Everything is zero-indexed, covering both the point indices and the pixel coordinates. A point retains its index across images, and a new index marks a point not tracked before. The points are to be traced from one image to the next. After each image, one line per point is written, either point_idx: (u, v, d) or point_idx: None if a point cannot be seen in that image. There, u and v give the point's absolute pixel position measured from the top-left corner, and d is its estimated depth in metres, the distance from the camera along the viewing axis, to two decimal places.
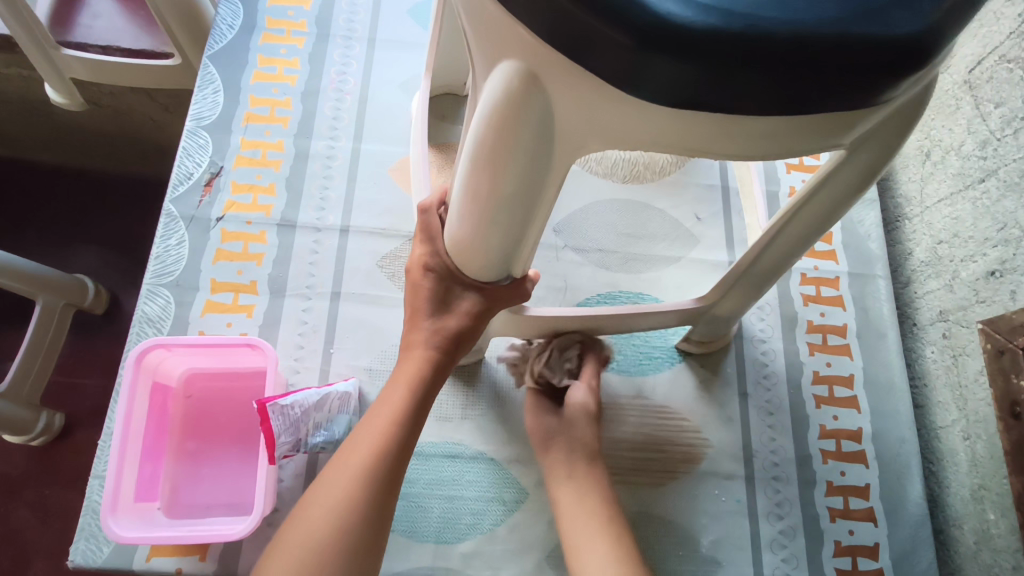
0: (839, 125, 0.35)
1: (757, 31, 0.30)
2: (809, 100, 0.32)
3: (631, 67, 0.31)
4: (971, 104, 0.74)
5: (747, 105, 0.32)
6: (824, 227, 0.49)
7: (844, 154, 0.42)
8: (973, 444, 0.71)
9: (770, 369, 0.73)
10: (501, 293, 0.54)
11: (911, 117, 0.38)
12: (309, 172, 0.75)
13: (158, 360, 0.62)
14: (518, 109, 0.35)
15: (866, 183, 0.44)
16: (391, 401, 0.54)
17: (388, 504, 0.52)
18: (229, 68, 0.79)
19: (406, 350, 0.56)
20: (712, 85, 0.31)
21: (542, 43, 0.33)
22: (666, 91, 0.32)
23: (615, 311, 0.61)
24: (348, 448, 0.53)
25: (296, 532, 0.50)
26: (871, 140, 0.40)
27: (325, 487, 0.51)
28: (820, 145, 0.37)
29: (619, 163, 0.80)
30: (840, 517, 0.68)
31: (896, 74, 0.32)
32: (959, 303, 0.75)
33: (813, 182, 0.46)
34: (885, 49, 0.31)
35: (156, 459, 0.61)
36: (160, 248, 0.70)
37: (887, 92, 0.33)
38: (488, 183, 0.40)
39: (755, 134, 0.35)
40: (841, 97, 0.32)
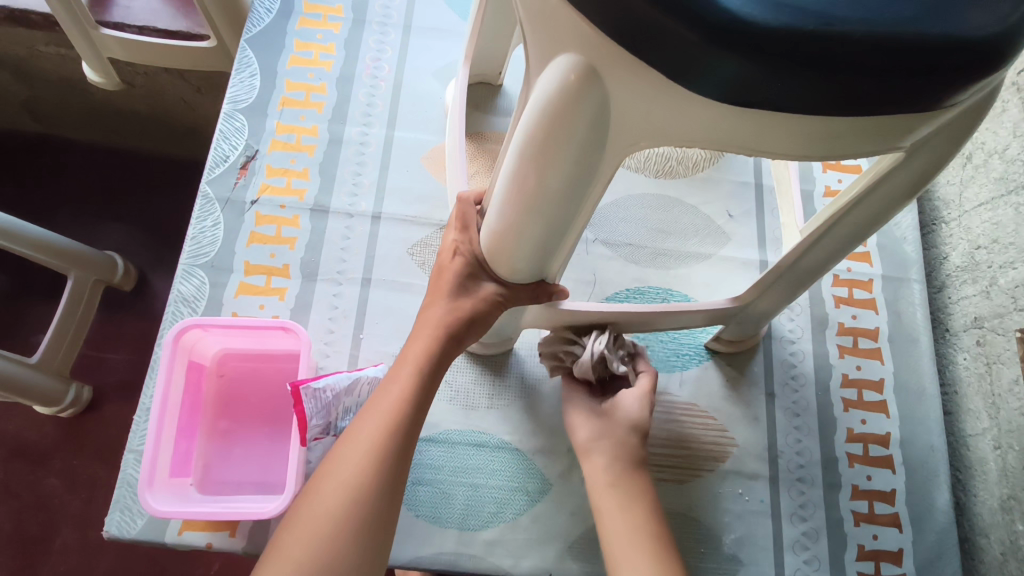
0: (898, 128, 0.35)
1: (828, 30, 0.30)
2: (870, 103, 0.32)
3: (693, 63, 0.31)
4: (1018, 106, 0.73)
5: (810, 106, 0.32)
6: (869, 230, 0.49)
7: (896, 158, 0.42)
8: (1004, 453, 0.70)
9: (798, 369, 0.73)
10: (518, 289, 0.54)
11: (969, 124, 0.38)
12: (342, 157, 0.75)
13: (194, 339, 0.62)
14: (573, 103, 0.35)
15: (916, 188, 0.44)
16: (401, 380, 0.54)
17: (400, 479, 0.52)
18: (267, 52, 0.79)
19: (421, 326, 0.56)
20: (777, 85, 0.31)
21: (603, 36, 0.33)
22: (727, 89, 0.32)
23: (644, 309, 0.61)
24: (359, 423, 0.53)
25: (309, 509, 0.49)
26: (927, 144, 0.40)
27: (338, 462, 0.51)
28: (876, 149, 0.37)
29: (653, 157, 0.79)
30: (865, 521, 0.68)
31: (960, 76, 0.31)
32: (995, 310, 0.74)
33: (862, 185, 0.45)
34: (953, 52, 0.31)
35: (190, 436, 0.62)
36: (196, 229, 0.71)
37: (951, 96, 0.33)
38: (535, 178, 0.40)
39: (808, 135, 0.35)
40: (904, 99, 0.32)
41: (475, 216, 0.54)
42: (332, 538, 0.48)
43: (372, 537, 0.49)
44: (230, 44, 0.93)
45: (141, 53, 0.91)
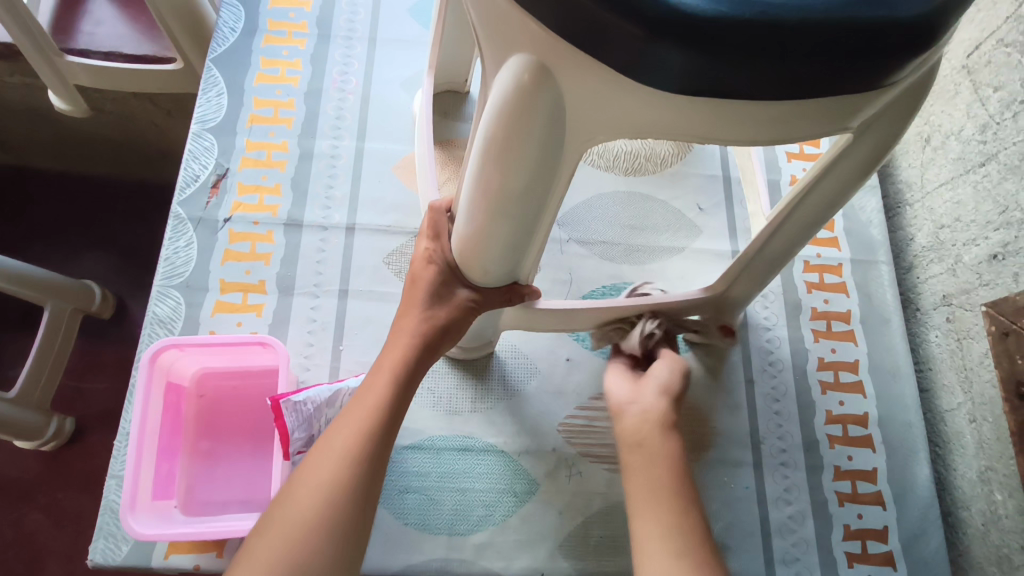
0: (844, 106, 0.36)
1: (770, 17, 0.31)
2: (814, 84, 0.33)
3: (641, 57, 0.32)
4: (970, 88, 0.77)
5: (756, 90, 0.33)
6: (832, 210, 0.50)
7: (847, 139, 0.43)
8: (979, 426, 0.71)
9: (775, 355, 0.74)
10: (493, 296, 0.56)
11: (914, 100, 0.39)
12: (314, 171, 0.75)
13: (172, 360, 0.62)
14: (529, 102, 0.36)
15: (870, 167, 0.45)
16: (377, 387, 0.54)
17: (375, 481, 0.52)
18: (232, 70, 0.79)
19: (395, 335, 0.57)
20: (722, 73, 0.32)
21: (552, 35, 0.33)
22: (677, 78, 0.33)
23: (617, 303, 0.62)
24: (335, 430, 0.53)
25: (284, 512, 0.50)
26: (876, 124, 0.41)
27: (315, 467, 0.51)
28: (828, 129, 0.38)
29: (621, 155, 0.80)
30: (849, 501, 0.69)
31: (899, 54, 0.33)
32: (962, 286, 0.76)
33: (816, 168, 0.47)
34: (893, 30, 0.32)
35: (171, 458, 0.61)
36: (169, 249, 0.70)
37: (892, 74, 0.34)
38: (499, 178, 0.41)
39: (759, 120, 0.36)
40: (847, 76, 0.33)
41: (447, 224, 0.55)
42: (302, 540, 0.48)
43: (345, 538, 0.49)
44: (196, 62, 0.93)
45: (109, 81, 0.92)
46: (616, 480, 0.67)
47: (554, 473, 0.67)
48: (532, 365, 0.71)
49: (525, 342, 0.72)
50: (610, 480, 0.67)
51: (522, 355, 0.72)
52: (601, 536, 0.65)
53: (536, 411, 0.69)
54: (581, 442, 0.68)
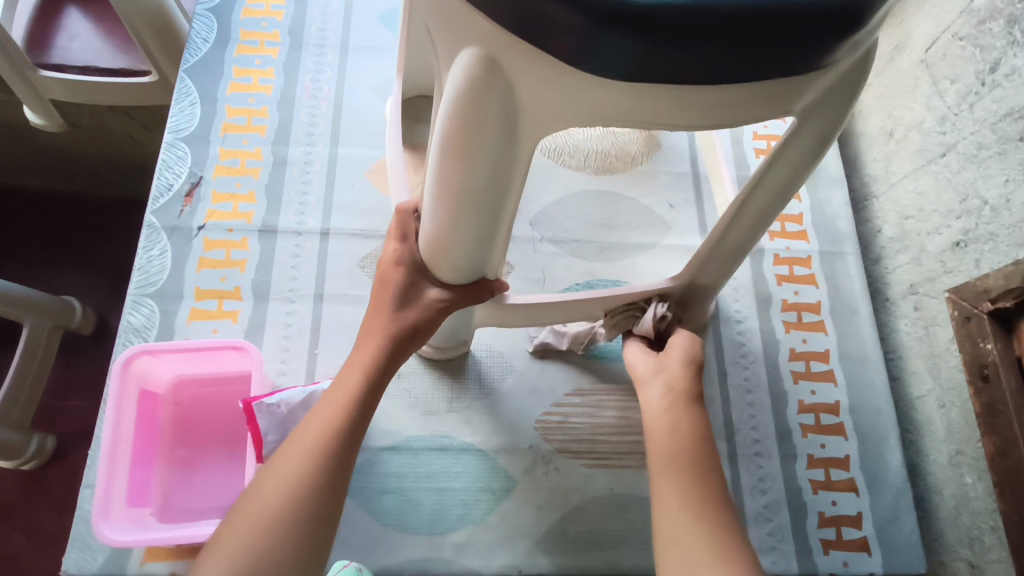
0: (784, 91, 0.37)
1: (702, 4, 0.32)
2: (750, 66, 0.34)
3: (580, 45, 0.33)
4: (929, 82, 0.79)
5: (693, 73, 0.34)
6: (785, 197, 0.50)
7: (790, 130, 0.44)
8: (948, 410, 0.73)
9: (747, 347, 0.75)
10: (463, 294, 0.57)
11: (856, 82, 0.39)
12: (288, 177, 0.76)
13: (145, 368, 0.62)
14: (481, 94, 0.36)
15: (821, 148, 0.45)
16: (347, 386, 0.55)
17: (342, 475, 0.52)
18: (205, 80, 0.80)
19: (365, 337, 0.56)
20: (659, 57, 0.33)
21: (498, 27, 0.34)
22: (616, 64, 0.34)
23: (585, 296, 0.64)
24: (305, 428, 0.53)
25: (249, 505, 0.49)
26: (820, 110, 0.41)
27: (283, 457, 0.51)
28: (772, 114, 0.39)
29: (592, 155, 0.82)
30: (822, 488, 0.70)
31: (829, 37, 0.34)
32: (927, 275, 0.77)
33: (763, 162, 0.47)
34: (822, 14, 0.33)
35: (147, 465, 0.62)
36: (143, 258, 0.71)
37: (825, 57, 0.35)
38: (457, 171, 0.42)
39: (703, 104, 0.37)
40: (781, 60, 0.34)
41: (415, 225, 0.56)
42: (261, 532, 0.47)
43: (303, 529, 0.48)
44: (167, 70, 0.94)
45: (84, 95, 0.93)
46: (592, 475, 0.68)
47: (531, 470, 0.68)
48: (507, 364, 0.72)
49: (500, 341, 0.73)
50: (587, 475, 0.68)
51: (497, 354, 0.73)
52: (579, 531, 0.66)
53: (512, 409, 0.70)
54: (557, 438, 0.69)
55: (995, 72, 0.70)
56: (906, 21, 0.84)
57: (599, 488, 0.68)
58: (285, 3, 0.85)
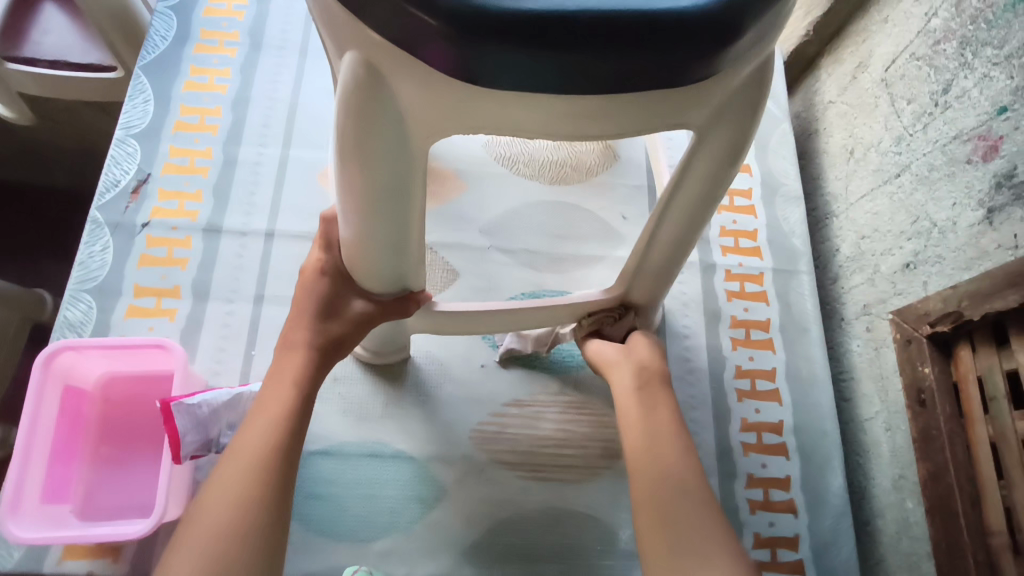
0: (667, 102, 0.37)
1: (572, 11, 0.31)
2: (621, 77, 0.33)
3: (440, 51, 0.32)
4: (887, 101, 0.79)
5: (562, 82, 0.33)
6: (709, 209, 0.49)
7: (696, 142, 0.43)
8: (893, 434, 0.72)
9: (692, 363, 0.74)
10: (388, 307, 0.56)
11: (756, 94, 0.39)
12: (237, 177, 0.76)
13: (71, 363, 0.61)
14: (365, 100, 0.36)
15: (736, 157, 0.44)
16: (279, 393, 0.53)
17: (288, 482, 0.50)
18: (161, 78, 0.80)
19: (286, 347, 0.55)
20: (522, 66, 0.32)
21: (371, 32, 0.33)
22: (480, 71, 0.33)
23: (524, 304, 0.62)
24: (242, 438, 0.51)
25: (198, 526, 0.47)
26: (720, 123, 0.40)
27: (222, 481, 0.48)
28: (662, 125, 0.39)
29: (547, 164, 0.81)
30: (760, 509, 0.69)
31: (700, 49, 0.33)
32: (879, 296, 0.76)
33: (674, 174, 0.46)
34: (699, 23, 0.32)
35: (70, 462, 0.61)
36: (84, 254, 0.70)
37: (710, 66, 0.34)
38: (358, 176, 0.41)
39: (585, 114, 0.36)
40: (652, 71, 0.33)
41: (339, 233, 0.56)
42: (225, 558, 0.45)
43: (265, 543, 0.47)
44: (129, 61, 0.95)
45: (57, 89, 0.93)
46: (525, 487, 0.67)
47: (463, 480, 0.67)
48: (447, 371, 0.71)
49: (441, 348, 0.73)
50: (519, 487, 0.67)
51: (437, 361, 0.72)
52: (508, 544, 0.65)
53: (448, 417, 0.69)
54: (492, 449, 0.68)
55: (947, 93, 0.69)
56: (868, 40, 0.84)
57: (531, 501, 0.67)
58: (246, 4, 0.85)
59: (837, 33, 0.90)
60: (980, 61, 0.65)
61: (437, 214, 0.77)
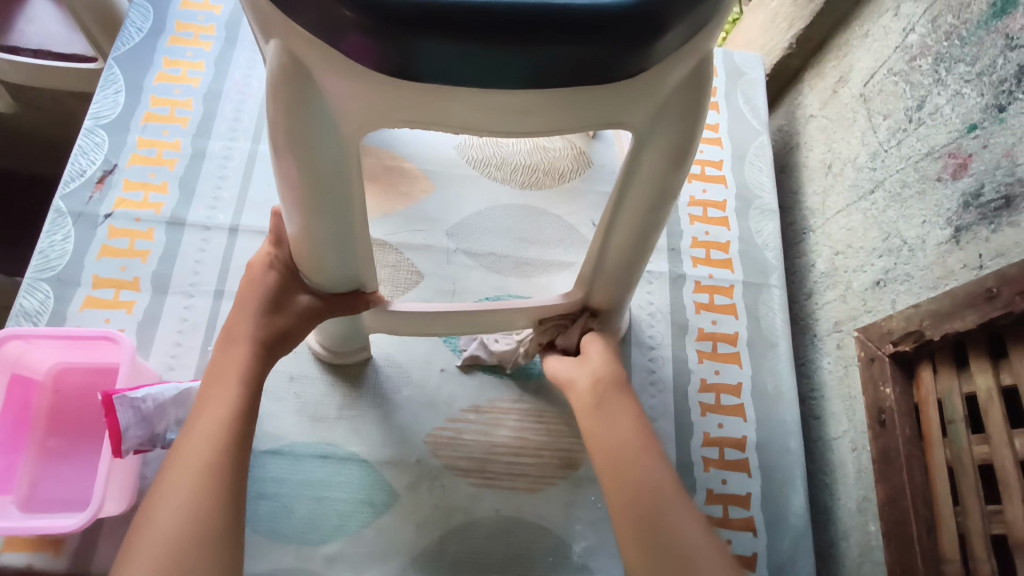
0: (599, 99, 0.36)
1: (491, 3, 0.31)
2: (546, 73, 0.33)
3: (362, 43, 0.32)
4: (865, 116, 0.78)
5: (485, 76, 0.33)
6: (660, 212, 0.48)
7: (638, 145, 0.42)
8: (859, 454, 0.70)
9: (657, 375, 0.73)
10: (335, 302, 0.55)
11: (693, 97, 0.38)
12: (204, 171, 0.75)
13: (20, 352, 0.61)
14: (289, 89, 0.35)
15: (679, 163, 0.42)
16: (224, 393, 0.50)
17: (241, 480, 0.48)
18: (133, 69, 0.79)
19: (225, 344, 0.52)
20: (443, 60, 0.32)
21: (289, 23, 0.33)
22: (406, 65, 0.32)
23: (476, 308, 0.61)
24: (186, 440, 0.48)
25: (145, 536, 0.44)
26: (661, 124, 0.40)
27: (170, 488, 0.46)
28: (599, 122, 0.38)
29: (518, 169, 0.81)
30: (719, 526, 0.67)
31: (626, 45, 0.32)
32: (850, 313, 0.75)
33: (620, 176, 0.45)
34: (624, 17, 0.32)
35: (14, 452, 0.60)
36: (45, 242, 0.70)
37: (639, 63, 0.34)
38: (291, 169, 0.40)
39: (515, 108, 0.35)
40: (577, 67, 0.33)
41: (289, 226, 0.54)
42: (185, 567, 0.43)
43: (225, 547, 0.45)
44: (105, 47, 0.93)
45: (43, 78, 0.92)
46: (479, 495, 0.66)
47: (415, 485, 0.66)
48: (405, 375, 0.70)
49: (401, 350, 0.72)
50: (473, 495, 0.66)
51: (397, 363, 0.71)
52: (457, 553, 0.64)
53: (404, 421, 0.68)
54: (446, 455, 0.67)
55: (921, 110, 0.69)
56: (849, 54, 0.83)
57: (484, 509, 0.65)
58: None
59: (819, 47, 0.90)
60: (953, 77, 0.65)
61: (404, 215, 0.76)
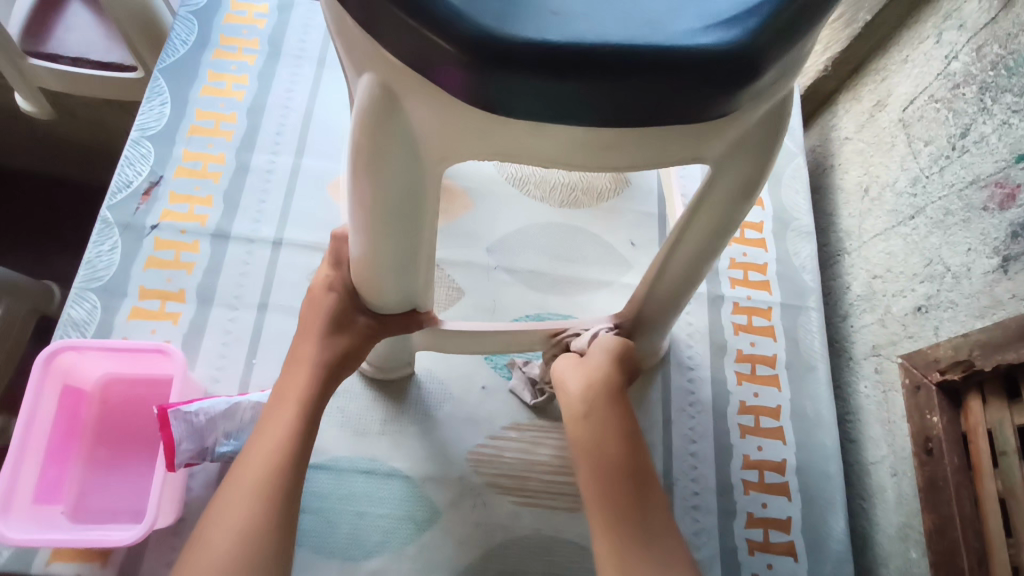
0: (686, 134, 0.35)
1: (589, 40, 0.30)
2: (638, 112, 0.32)
3: (458, 77, 0.31)
4: (905, 141, 0.78)
5: (576, 114, 0.32)
6: (722, 240, 0.48)
7: (712, 174, 0.42)
8: (899, 480, 0.70)
9: (696, 396, 0.73)
10: (392, 323, 0.56)
11: (773, 131, 0.38)
12: (248, 184, 0.76)
13: (71, 363, 0.61)
14: (379, 120, 0.35)
15: (750, 193, 0.43)
16: (282, 419, 0.51)
17: (292, 509, 0.49)
18: (179, 81, 0.80)
19: (293, 364, 0.54)
20: (535, 97, 0.31)
21: (387, 56, 0.33)
22: (499, 101, 0.32)
23: (514, 326, 0.63)
24: (244, 464, 0.49)
25: (196, 559, 0.45)
26: (738, 156, 0.39)
27: (225, 512, 0.47)
28: (681, 156, 0.37)
29: (557, 187, 0.81)
30: (759, 550, 0.67)
31: (723, 86, 0.31)
32: (890, 337, 0.75)
33: (690, 204, 0.46)
34: (723, 57, 0.30)
35: (63, 463, 0.61)
36: (92, 253, 0.70)
37: (728, 104, 0.33)
38: (368, 192, 0.40)
39: (599, 146, 0.35)
40: (669, 107, 0.32)
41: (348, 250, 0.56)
42: None
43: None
44: (148, 60, 0.94)
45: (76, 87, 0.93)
46: (520, 513, 0.66)
47: (457, 502, 0.66)
48: (446, 391, 0.71)
49: (442, 366, 0.72)
50: (515, 513, 0.66)
51: (438, 379, 0.71)
52: (500, 571, 0.64)
53: (446, 437, 0.68)
54: (487, 472, 0.67)
55: (965, 138, 0.69)
56: (887, 79, 0.83)
57: (526, 528, 0.65)
58: (267, 12, 0.86)
59: (854, 71, 0.90)
60: (999, 106, 0.65)
61: (445, 231, 0.77)
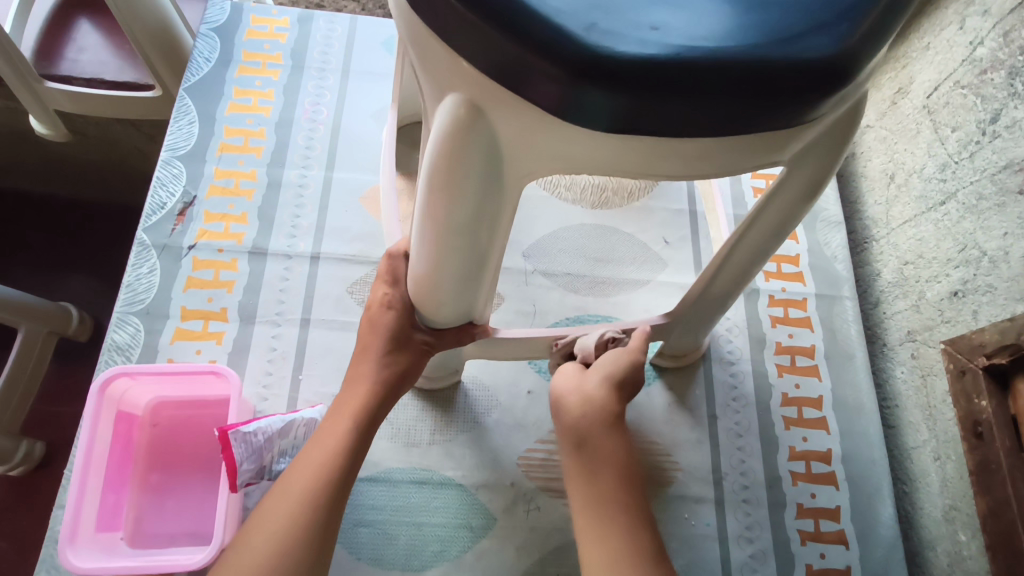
0: (769, 141, 0.35)
1: (683, 54, 0.30)
2: (728, 122, 0.32)
3: (551, 92, 0.31)
4: (930, 127, 0.79)
5: (667, 127, 0.32)
6: (781, 237, 0.48)
7: (783, 173, 0.43)
8: (943, 464, 0.71)
9: (739, 391, 0.74)
10: (447, 337, 0.57)
11: (846, 130, 0.38)
12: (281, 200, 0.76)
13: (123, 389, 0.61)
14: (464, 139, 0.35)
15: (815, 193, 0.43)
16: (336, 431, 0.52)
17: (333, 517, 0.49)
18: (205, 99, 0.80)
19: (353, 379, 0.55)
20: (629, 113, 0.31)
21: (478, 75, 0.33)
22: (593, 116, 0.32)
23: (562, 331, 0.63)
24: (295, 468, 0.50)
25: (233, 559, 0.46)
26: (809, 156, 0.40)
27: (268, 515, 0.48)
28: (759, 162, 0.37)
29: (588, 189, 0.81)
30: (811, 540, 0.68)
31: (812, 93, 0.31)
32: (925, 323, 0.76)
33: (755, 204, 0.46)
34: (812, 66, 0.31)
35: (119, 489, 0.61)
36: (132, 276, 0.70)
37: (814, 109, 0.33)
38: (443, 208, 0.40)
39: (684, 156, 0.35)
40: (760, 117, 0.32)
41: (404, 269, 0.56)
42: None
43: None
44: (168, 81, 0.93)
45: (90, 107, 0.91)
46: None
47: (512, 508, 0.66)
48: (493, 397, 0.71)
49: (488, 373, 0.72)
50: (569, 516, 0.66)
51: (484, 386, 0.71)
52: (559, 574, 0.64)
53: (496, 443, 0.69)
54: (539, 476, 0.68)
55: (996, 123, 0.69)
56: (908, 66, 0.84)
57: None
58: (288, 26, 0.86)
59: None
60: None
61: None
